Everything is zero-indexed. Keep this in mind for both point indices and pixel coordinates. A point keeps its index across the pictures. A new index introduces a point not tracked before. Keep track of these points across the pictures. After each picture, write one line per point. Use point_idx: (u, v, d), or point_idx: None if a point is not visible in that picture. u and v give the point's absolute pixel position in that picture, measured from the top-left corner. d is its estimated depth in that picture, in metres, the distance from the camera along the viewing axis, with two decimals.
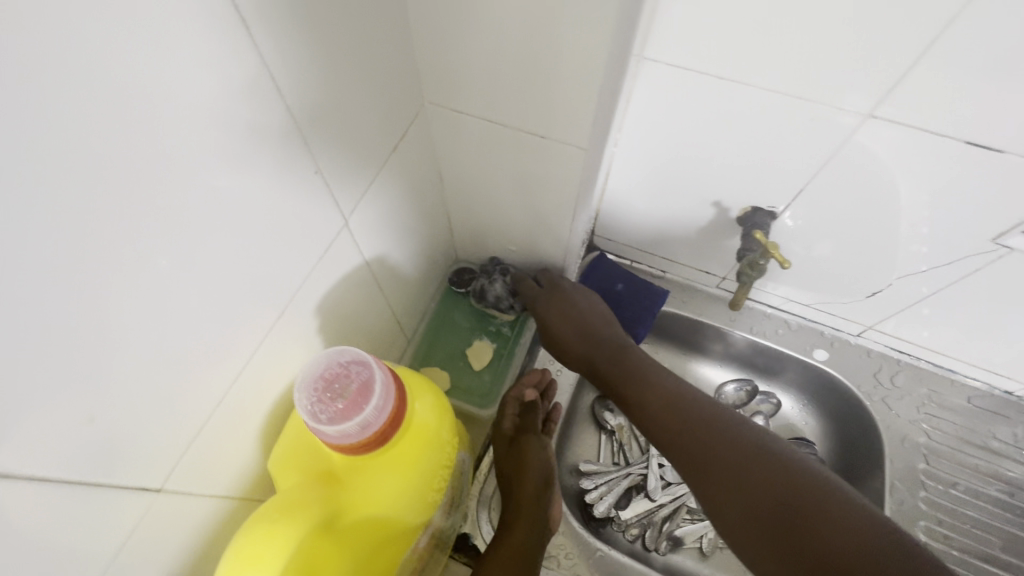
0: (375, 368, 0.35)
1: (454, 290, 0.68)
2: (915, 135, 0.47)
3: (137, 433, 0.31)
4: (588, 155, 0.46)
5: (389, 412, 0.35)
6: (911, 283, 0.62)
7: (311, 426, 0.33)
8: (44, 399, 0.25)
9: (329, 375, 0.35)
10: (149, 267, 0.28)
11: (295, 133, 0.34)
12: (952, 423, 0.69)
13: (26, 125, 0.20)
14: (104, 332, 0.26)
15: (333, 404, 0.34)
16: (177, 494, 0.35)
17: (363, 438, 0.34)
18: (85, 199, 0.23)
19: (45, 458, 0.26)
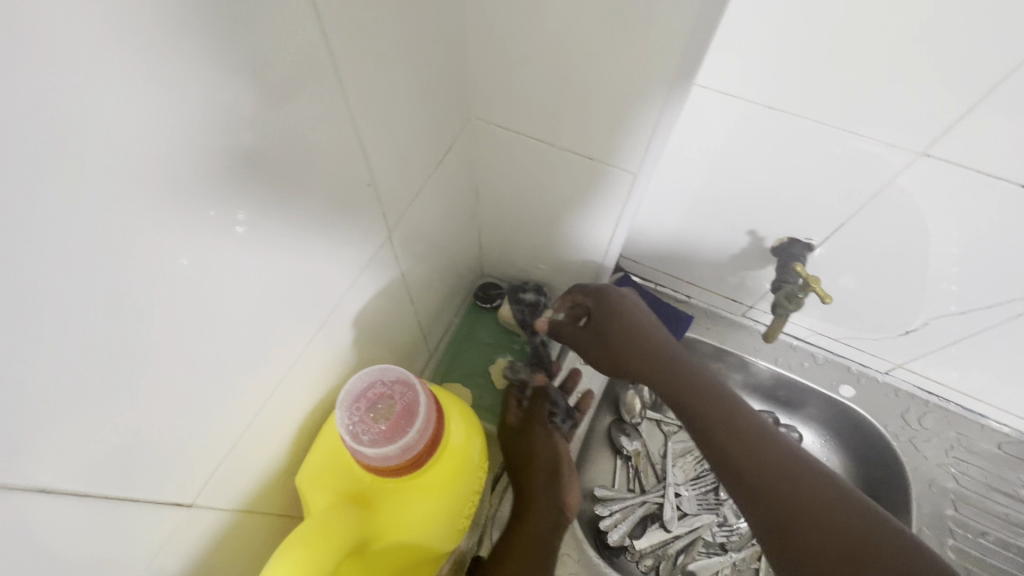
0: (419, 390, 0.35)
1: (479, 305, 0.67)
2: (966, 176, 0.46)
3: (173, 448, 0.30)
4: (633, 179, 0.45)
5: (430, 436, 0.34)
6: (945, 324, 0.61)
7: (352, 447, 0.32)
8: (91, 407, 0.24)
9: (373, 395, 0.34)
10: (198, 278, 0.27)
11: (351, 144, 0.34)
12: (980, 469, 0.67)
13: (102, 128, 0.20)
14: (148, 341, 0.26)
15: (375, 425, 0.33)
16: (207, 509, 0.34)
17: (404, 462, 0.33)
18: (148, 208, 0.23)
19: (85, 473, 0.25)
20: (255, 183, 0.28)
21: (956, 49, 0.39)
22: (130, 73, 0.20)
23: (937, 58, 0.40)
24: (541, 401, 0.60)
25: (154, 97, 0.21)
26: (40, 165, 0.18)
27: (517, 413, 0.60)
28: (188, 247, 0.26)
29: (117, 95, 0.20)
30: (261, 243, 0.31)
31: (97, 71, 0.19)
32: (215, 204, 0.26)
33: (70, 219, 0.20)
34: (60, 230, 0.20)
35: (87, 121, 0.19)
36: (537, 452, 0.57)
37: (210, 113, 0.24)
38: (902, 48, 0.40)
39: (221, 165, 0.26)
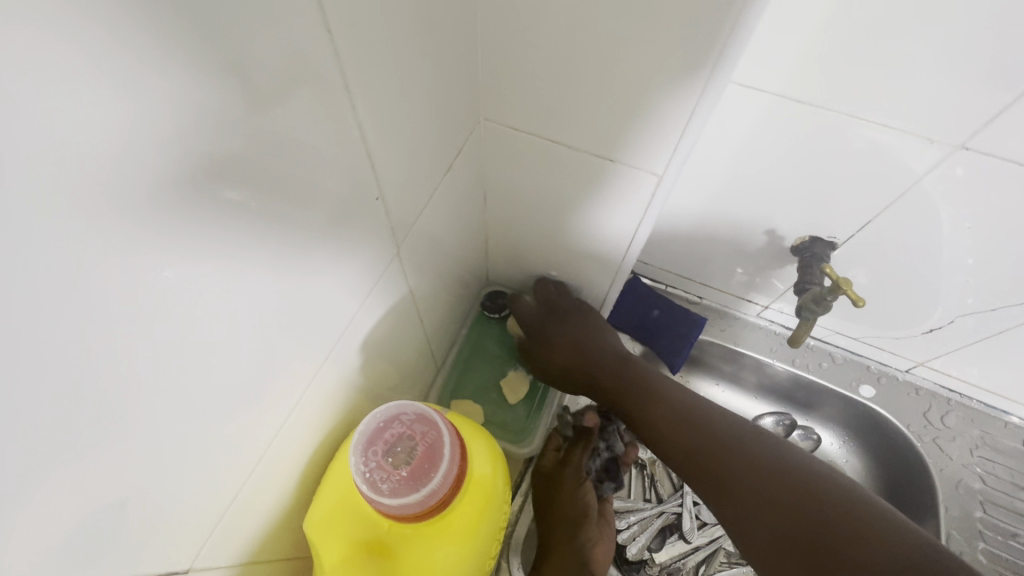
0: (441, 428, 0.31)
1: (488, 315, 0.64)
2: (1004, 169, 0.43)
3: (167, 510, 0.27)
4: (659, 182, 0.42)
5: (455, 479, 0.31)
6: (971, 322, 0.58)
7: (371, 498, 0.29)
8: (69, 482, 0.21)
9: (390, 436, 0.31)
10: (192, 325, 0.24)
11: (356, 153, 0.30)
12: (1007, 468, 0.65)
13: (71, 165, 0.16)
14: (132, 402, 0.22)
15: (396, 471, 0.30)
16: (206, 570, 0.31)
17: (427, 510, 0.30)
18: (133, 254, 0.20)
19: (64, 555, 0.22)
20: (254, 208, 0.25)
21: (1004, 36, 0.36)
22: (110, 93, 0.16)
23: (983, 47, 0.37)
24: (580, 449, 0.57)
25: (137, 118, 0.18)
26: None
27: (552, 456, 0.58)
28: (180, 288, 0.22)
29: (92, 118, 0.16)
30: (259, 275, 0.27)
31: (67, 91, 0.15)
32: (209, 238, 0.23)
33: (39, 270, 0.17)
34: (29, 286, 0.16)
35: (55, 153, 0.16)
36: (564, 507, 0.54)
37: (203, 132, 0.20)
38: (946, 36, 0.37)
39: (217, 192, 0.22)
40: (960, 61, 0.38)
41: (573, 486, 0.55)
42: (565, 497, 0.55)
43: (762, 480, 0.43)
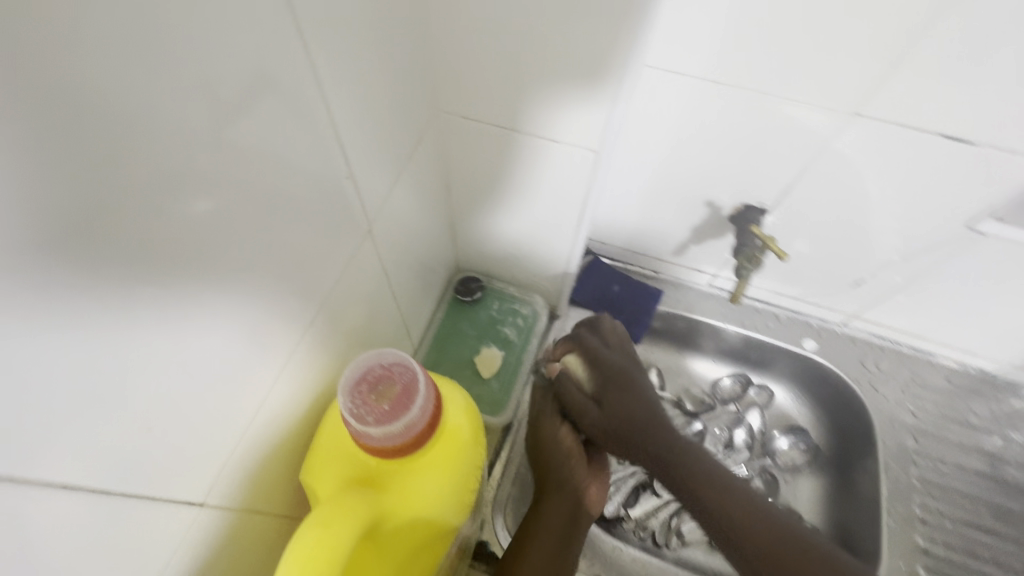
0: (416, 368, 0.35)
1: (460, 300, 0.68)
2: (892, 131, 0.50)
3: (190, 441, 0.31)
4: (597, 157, 0.48)
5: (431, 413, 0.34)
6: (890, 272, 0.65)
7: (356, 429, 0.33)
8: (104, 404, 0.24)
9: (372, 376, 0.35)
10: (200, 271, 0.28)
11: (325, 137, 0.35)
12: (934, 403, 0.73)
13: (96, 130, 0.20)
14: (147, 341, 0.26)
15: (377, 405, 0.34)
16: (217, 508, 0.34)
17: (406, 440, 0.33)
18: (154, 206, 0.24)
19: (104, 472, 0.25)
20: (240, 181, 0.29)
21: (873, 13, 0.43)
22: (119, 73, 0.20)
23: (858, 24, 0.44)
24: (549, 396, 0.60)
25: (134, 92, 0.21)
26: (46, 155, 0.19)
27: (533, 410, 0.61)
28: (197, 237, 0.27)
29: (108, 84, 0.20)
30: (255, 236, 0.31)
31: (89, 60, 0.19)
32: (209, 200, 0.27)
33: (66, 221, 0.20)
34: (67, 224, 0.20)
35: (80, 113, 0.19)
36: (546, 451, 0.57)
37: (197, 105, 0.24)
38: (827, 15, 0.44)
39: (206, 164, 0.26)
40: (843, 36, 0.45)
41: (551, 432, 0.57)
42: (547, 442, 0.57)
43: (711, 490, 0.46)
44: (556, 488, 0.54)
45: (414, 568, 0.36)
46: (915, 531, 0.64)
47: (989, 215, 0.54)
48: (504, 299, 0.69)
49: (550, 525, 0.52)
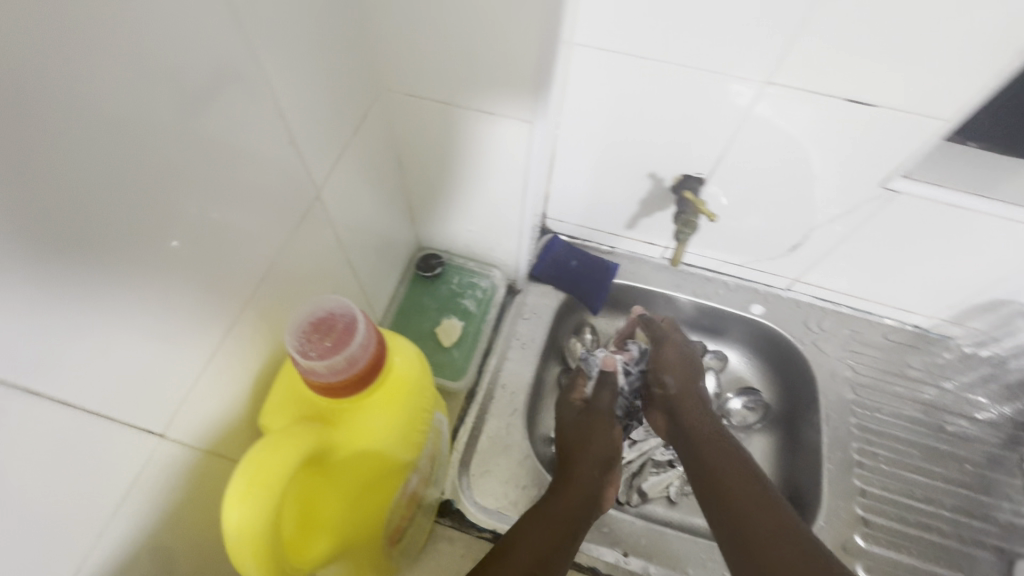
0: (356, 309, 0.36)
1: (421, 275, 0.71)
2: (807, 98, 0.54)
3: (148, 371, 0.32)
4: (531, 128, 0.50)
5: (373, 350, 0.36)
6: (823, 233, 0.69)
7: (301, 364, 0.34)
8: (77, 327, 0.27)
9: (314, 318, 0.35)
10: (157, 199, 0.29)
11: (273, 114, 0.37)
12: (872, 357, 0.78)
13: (47, 90, 0.23)
14: (109, 268, 0.28)
15: (320, 342, 0.34)
16: (178, 443, 0.35)
17: (350, 375, 0.35)
18: (108, 148, 0.26)
19: (82, 389, 0.28)
20: (192, 146, 0.31)
21: None
22: (68, 39, 0.23)
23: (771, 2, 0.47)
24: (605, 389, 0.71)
25: (82, 58, 0.24)
26: (22, 90, 0.22)
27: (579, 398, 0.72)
28: (146, 172, 0.28)
29: (54, 49, 0.22)
30: (206, 178, 0.33)
31: (39, 27, 0.21)
32: (174, 150, 0.30)
33: (25, 170, 0.22)
34: (42, 160, 0.23)
35: (33, 73, 0.22)
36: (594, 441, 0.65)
37: (160, 64, 0.28)
38: None
39: (157, 127, 0.28)
40: (758, 13, 0.48)
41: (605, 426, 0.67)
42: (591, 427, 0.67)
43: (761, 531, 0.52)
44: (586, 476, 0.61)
45: (366, 502, 0.40)
46: (854, 473, 0.68)
47: (899, 174, 0.58)
48: (464, 274, 0.73)
49: (558, 509, 0.57)
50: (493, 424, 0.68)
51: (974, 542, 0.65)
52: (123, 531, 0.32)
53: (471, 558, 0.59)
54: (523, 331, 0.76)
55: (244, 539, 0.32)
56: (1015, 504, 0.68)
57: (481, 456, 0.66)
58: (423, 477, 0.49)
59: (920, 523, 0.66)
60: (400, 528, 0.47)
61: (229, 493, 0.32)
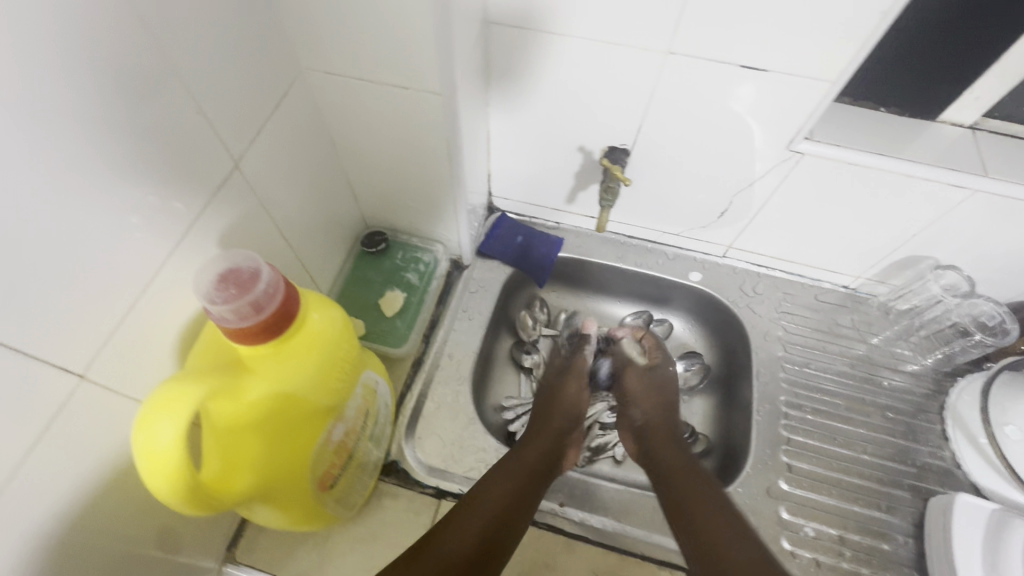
0: (263, 262, 0.39)
1: (366, 251, 0.75)
2: (707, 65, 0.57)
3: (66, 316, 0.35)
4: (444, 98, 0.54)
5: (280, 298, 0.39)
6: (746, 197, 0.73)
7: (206, 308, 0.37)
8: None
9: (223, 269, 0.38)
10: (67, 159, 0.33)
11: (184, 94, 0.40)
12: (803, 317, 0.82)
13: None
14: (19, 219, 0.31)
15: (226, 289, 0.37)
16: (98, 386, 0.38)
17: (255, 319, 0.38)
18: (12, 110, 0.29)
19: (3, 325, 0.31)
20: (99, 116, 0.34)
21: None
22: None
23: None
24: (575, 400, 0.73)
25: None
26: None
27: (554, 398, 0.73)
28: (53, 134, 0.31)
29: None
30: (118, 144, 0.36)
31: None
32: (89, 116, 0.33)
33: None
34: None
35: None
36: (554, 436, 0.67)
37: (66, 35, 0.31)
38: None
39: (60, 96, 0.31)
40: None
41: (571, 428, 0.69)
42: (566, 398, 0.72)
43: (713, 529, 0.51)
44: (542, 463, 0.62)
45: (288, 442, 0.43)
46: (781, 423, 0.73)
47: (803, 136, 0.62)
48: (409, 249, 0.77)
49: (503, 490, 0.57)
50: (441, 390, 0.72)
51: (892, 482, 0.69)
52: (51, 463, 0.36)
53: (415, 512, 0.63)
54: (469, 303, 0.79)
55: (152, 461, 0.33)
56: (932, 446, 0.72)
57: (426, 419, 0.70)
58: (354, 429, 0.52)
59: (840, 466, 0.70)
60: (333, 474, 0.50)
61: (139, 418, 0.33)
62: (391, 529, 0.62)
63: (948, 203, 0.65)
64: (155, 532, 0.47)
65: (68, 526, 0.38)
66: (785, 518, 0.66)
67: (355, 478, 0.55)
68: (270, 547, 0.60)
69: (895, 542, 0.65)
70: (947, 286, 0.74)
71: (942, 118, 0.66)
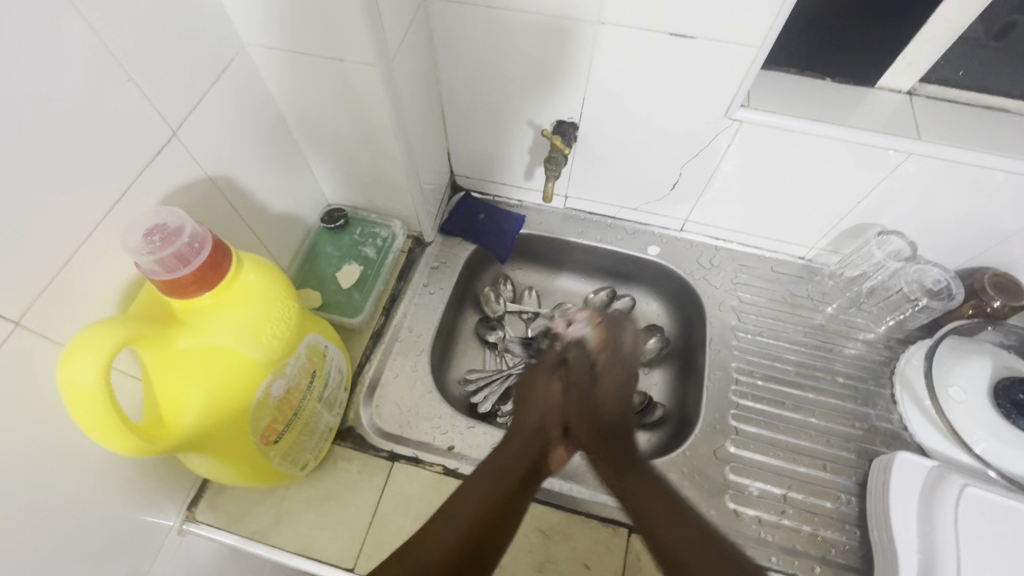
0: (186, 219, 0.42)
1: (327, 228, 0.78)
2: (638, 34, 0.59)
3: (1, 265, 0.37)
4: (376, 70, 0.56)
5: (206, 251, 0.42)
6: (694, 168, 0.74)
7: (132, 258, 0.39)
8: None
9: (150, 226, 0.41)
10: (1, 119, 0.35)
11: (115, 65, 0.42)
12: (759, 288, 0.84)
13: None
14: None
15: (151, 242, 0.40)
16: (35, 334, 0.40)
17: (181, 268, 0.40)
18: None
19: None
20: (32, 82, 0.36)
21: None
22: None
23: None
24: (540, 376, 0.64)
25: None
26: None
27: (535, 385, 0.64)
28: None
29: None
30: (55, 109, 0.38)
31: None
32: (20, 74, 0.35)
33: None
34: None
35: None
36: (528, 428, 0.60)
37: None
38: None
39: None
40: None
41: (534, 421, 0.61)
42: (537, 395, 0.63)
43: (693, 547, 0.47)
44: (520, 457, 0.58)
45: (225, 393, 0.46)
46: (731, 389, 0.75)
47: (739, 104, 0.63)
48: (367, 225, 0.81)
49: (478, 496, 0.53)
50: (399, 360, 0.74)
51: (838, 444, 0.71)
52: None
53: (368, 474, 0.65)
54: (429, 278, 0.82)
55: (75, 398, 0.36)
56: (882, 410, 0.74)
57: (382, 386, 0.72)
58: (299, 387, 0.55)
59: (787, 429, 0.72)
60: (278, 430, 0.53)
61: (64, 356, 0.36)
62: (345, 490, 0.64)
63: (888, 166, 0.66)
64: (103, 481, 0.49)
65: (14, 467, 0.40)
66: (731, 479, 0.68)
67: (306, 435, 0.58)
68: (228, 506, 0.62)
69: (838, 499, 0.67)
70: (891, 252, 0.76)
71: (879, 85, 0.67)
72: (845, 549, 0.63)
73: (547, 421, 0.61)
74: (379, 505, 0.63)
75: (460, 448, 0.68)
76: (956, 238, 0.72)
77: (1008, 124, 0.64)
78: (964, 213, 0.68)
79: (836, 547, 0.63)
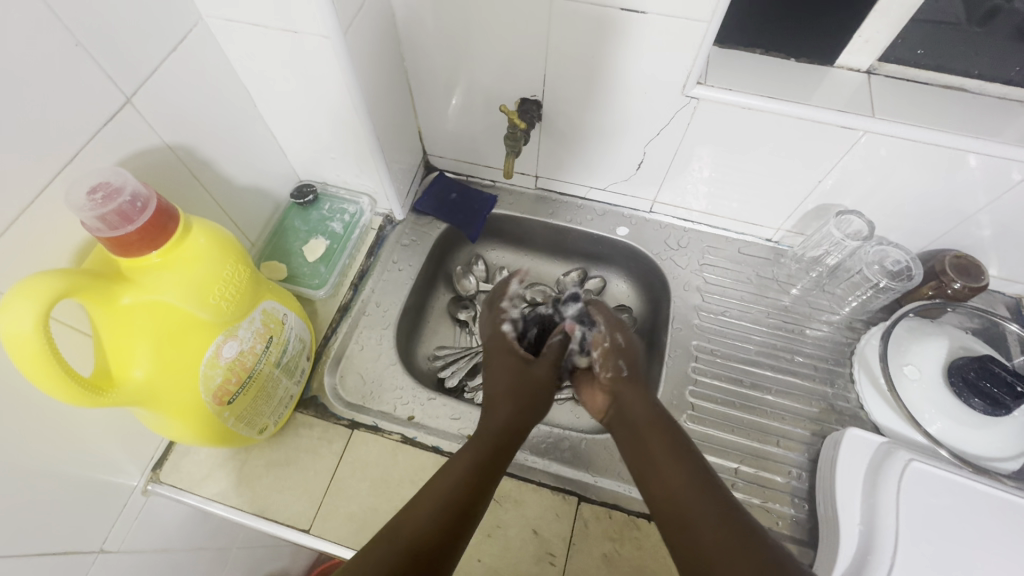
0: (130, 180, 0.44)
1: (297, 204, 0.80)
2: (592, 10, 0.60)
3: None
4: (331, 42, 0.56)
5: (148, 210, 0.44)
6: (657, 147, 0.75)
7: (72, 210, 0.40)
8: None
9: (92, 183, 0.42)
10: None
11: (66, 33, 0.44)
12: (725, 269, 0.84)
13: None
14: None
15: (93, 197, 0.41)
16: None
17: (123, 224, 0.42)
18: None
19: None
20: None
21: None
22: None
23: None
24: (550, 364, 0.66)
25: None
26: None
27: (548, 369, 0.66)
28: None
29: None
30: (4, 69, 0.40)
31: None
32: None
33: None
34: None
35: None
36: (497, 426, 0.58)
37: None
38: None
39: None
40: None
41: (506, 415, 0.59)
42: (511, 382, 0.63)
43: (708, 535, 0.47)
44: (491, 455, 0.55)
45: (171, 349, 0.47)
46: (690, 367, 0.76)
47: (695, 81, 0.64)
48: (336, 201, 0.82)
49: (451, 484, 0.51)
50: (366, 332, 0.76)
51: (794, 421, 0.71)
52: None
53: (327, 441, 0.67)
54: (398, 255, 0.83)
55: (14, 343, 0.38)
56: (841, 390, 0.74)
57: (346, 359, 0.74)
58: (255, 351, 0.56)
59: (744, 406, 0.73)
60: (231, 391, 0.54)
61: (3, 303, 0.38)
62: (304, 456, 0.66)
63: (845, 145, 0.66)
64: (60, 434, 0.51)
65: None
66: None
67: (262, 399, 0.59)
68: (190, 467, 0.64)
69: (789, 474, 0.67)
70: (852, 233, 0.76)
71: (839, 65, 0.68)
72: (793, 521, 0.64)
73: (516, 421, 0.59)
74: (336, 470, 0.65)
75: (420, 417, 0.70)
76: (917, 219, 0.73)
77: (967, 104, 0.64)
78: (923, 193, 0.68)
79: (784, 520, 0.64)
